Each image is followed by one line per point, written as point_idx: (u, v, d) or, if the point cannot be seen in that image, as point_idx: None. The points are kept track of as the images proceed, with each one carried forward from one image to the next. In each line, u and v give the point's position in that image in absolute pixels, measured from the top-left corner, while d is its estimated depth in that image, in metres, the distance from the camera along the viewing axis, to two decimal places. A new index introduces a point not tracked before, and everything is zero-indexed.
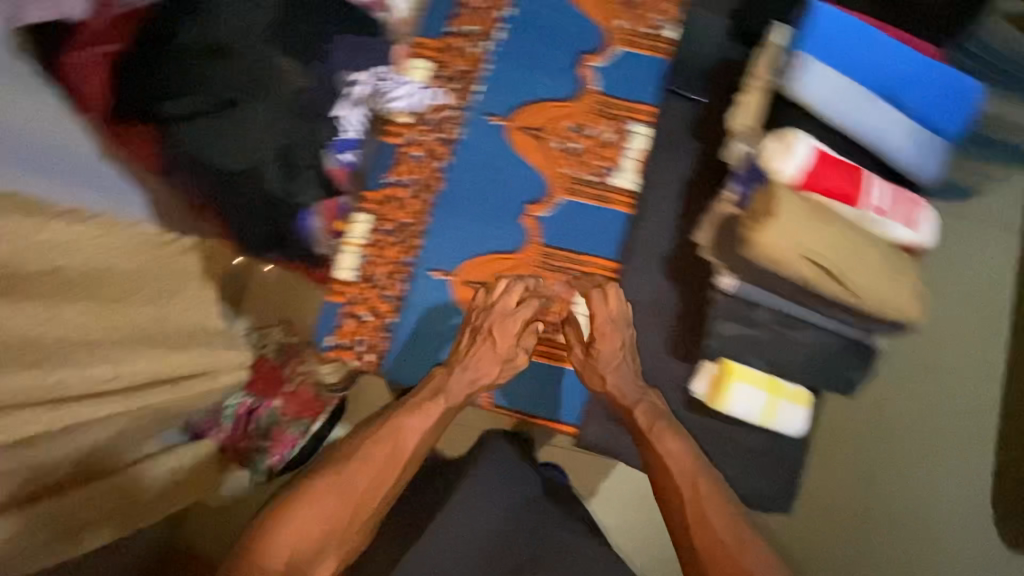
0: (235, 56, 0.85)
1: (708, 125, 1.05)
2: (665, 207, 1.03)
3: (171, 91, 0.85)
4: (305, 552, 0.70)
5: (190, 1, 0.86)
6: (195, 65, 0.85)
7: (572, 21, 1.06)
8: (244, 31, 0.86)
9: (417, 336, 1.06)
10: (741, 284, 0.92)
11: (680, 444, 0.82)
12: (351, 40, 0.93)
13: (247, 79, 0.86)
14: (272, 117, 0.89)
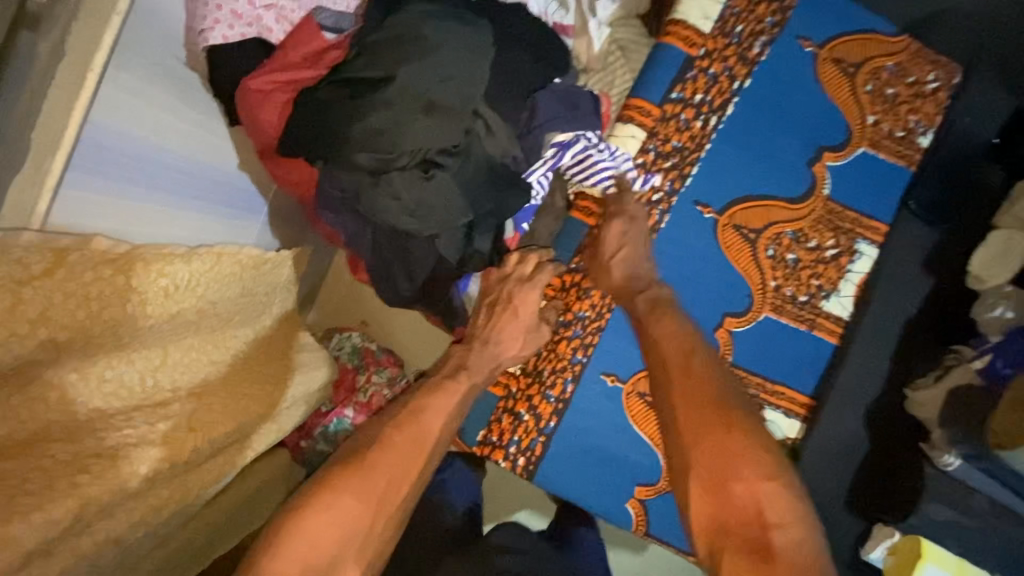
0: (449, 112, 0.69)
1: (946, 261, 0.90)
2: (880, 348, 0.90)
3: (362, 141, 0.68)
4: (318, 564, 0.64)
5: (407, 29, 0.68)
6: (399, 118, 0.67)
7: (816, 106, 0.89)
8: (464, 83, 0.69)
9: (579, 450, 0.89)
10: (966, 466, 0.80)
11: (673, 323, 0.78)
12: (557, 95, 0.79)
13: (456, 142, 0.70)
14: (472, 185, 0.74)
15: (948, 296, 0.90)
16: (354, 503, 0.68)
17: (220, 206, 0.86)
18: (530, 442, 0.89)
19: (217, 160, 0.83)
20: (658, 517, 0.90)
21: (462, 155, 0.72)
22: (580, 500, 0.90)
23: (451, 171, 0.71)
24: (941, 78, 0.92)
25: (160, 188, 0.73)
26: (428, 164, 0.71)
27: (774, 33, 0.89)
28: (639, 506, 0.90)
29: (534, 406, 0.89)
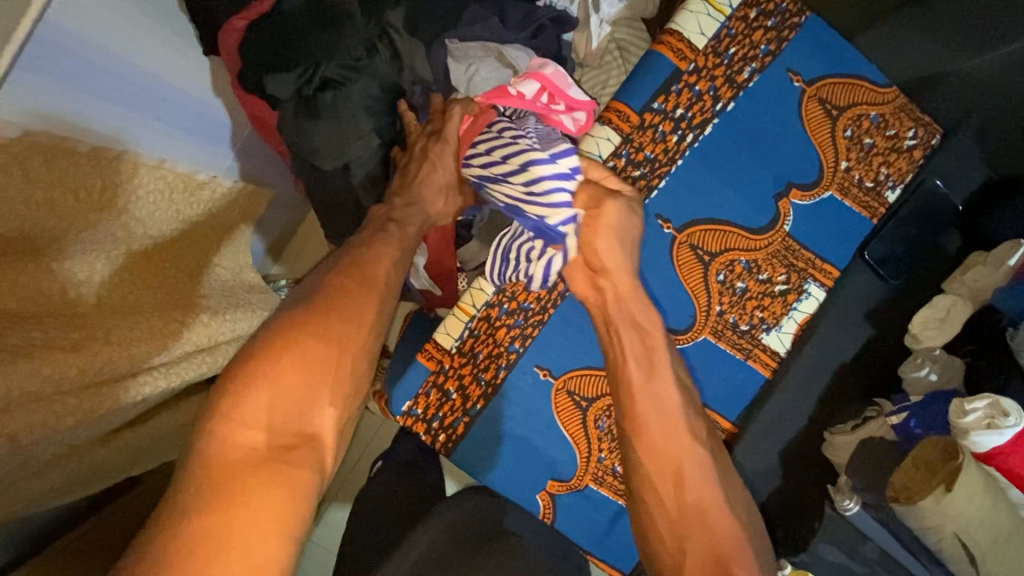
0: (347, 28, 0.80)
1: (888, 318, 0.92)
2: (808, 389, 0.91)
3: (276, 61, 0.80)
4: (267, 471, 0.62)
5: None
6: (302, 29, 0.79)
7: (791, 141, 0.90)
8: (370, 4, 0.81)
9: (501, 437, 0.90)
10: (864, 515, 0.82)
11: (665, 382, 0.77)
12: (471, 10, 0.85)
13: (355, 58, 0.82)
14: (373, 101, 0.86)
15: (883, 350, 0.92)
16: None
17: (184, 134, 0.92)
18: (453, 420, 0.90)
19: (192, 90, 0.89)
20: (565, 513, 0.92)
21: (360, 75, 0.83)
22: (494, 484, 0.91)
23: (346, 87, 0.83)
24: (920, 136, 0.92)
25: (123, 103, 0.78)
26: (328, 82, 0.82)
27: (765, 62, 0.89)
28: (548, 499, 0.92)
29: (463, 386, 0.90)
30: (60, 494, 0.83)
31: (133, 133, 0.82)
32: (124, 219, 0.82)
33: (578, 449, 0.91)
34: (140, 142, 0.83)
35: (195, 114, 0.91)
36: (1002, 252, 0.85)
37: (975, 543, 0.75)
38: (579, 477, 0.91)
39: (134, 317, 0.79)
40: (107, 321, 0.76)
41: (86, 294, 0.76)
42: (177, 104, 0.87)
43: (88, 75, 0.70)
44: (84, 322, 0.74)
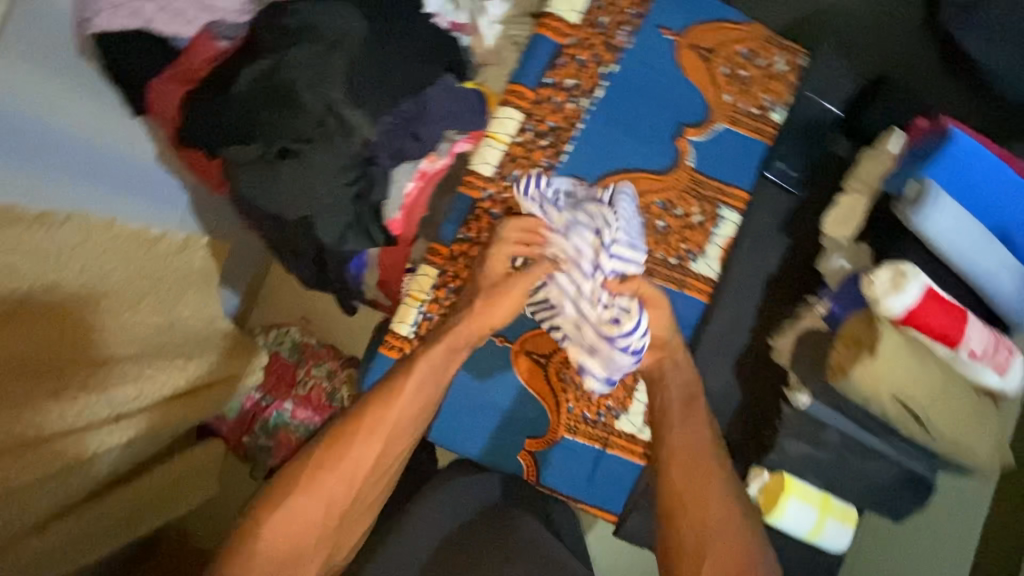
0: (301, 106, 0.81)
1: (801, 224, 1.00)
2: (743, 303, 0.99)
3: (229, 139, 0.82)
4: None
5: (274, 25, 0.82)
6: (253, 109, 0.80)
7: (675, 86, 1.00)
8: (316, 79, 0.81)
9: (473, 408, 0.96)
10: (816, 403, 0.88)
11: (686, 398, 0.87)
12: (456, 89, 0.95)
13: (307, 133, 0.83)
14: (334, 165, 0.85)
15: (804, 253, 0.99)
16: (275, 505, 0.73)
17: (134, 195, 1.01)
18: None
19: (129, 152, 0.97)
20: (549, 467, 0.97)
21: (316, 144, 0.83)
22: (477, 455, 0.96)
23: (303, 157, 0.84)
24: (788, 62, 1.03)
25: (76, 178, 0.88)
26: (286, 151, 0.84)
27: (636, 23, 1.00)
28: (530, 458, 0.96)
29: None
30: (83, 552, 0.91)
31: (92, 204, 0.93)
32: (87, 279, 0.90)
33: (547, 403, 0.96)
34: (95, 208, 0.94)
35: (139, 175, 1.00)
36: (882, 143, 0.95)
37: (910, 400, 0.82)
38: (554, 429, 0.97)
39: (115, 367, 0.89)
40: (86, 380, 0.85)
41: (64, 350, 0.84)
42: (120, 168, 0.96)
43: (42, 160, 0.82)
44: (64, 374, 0.82)
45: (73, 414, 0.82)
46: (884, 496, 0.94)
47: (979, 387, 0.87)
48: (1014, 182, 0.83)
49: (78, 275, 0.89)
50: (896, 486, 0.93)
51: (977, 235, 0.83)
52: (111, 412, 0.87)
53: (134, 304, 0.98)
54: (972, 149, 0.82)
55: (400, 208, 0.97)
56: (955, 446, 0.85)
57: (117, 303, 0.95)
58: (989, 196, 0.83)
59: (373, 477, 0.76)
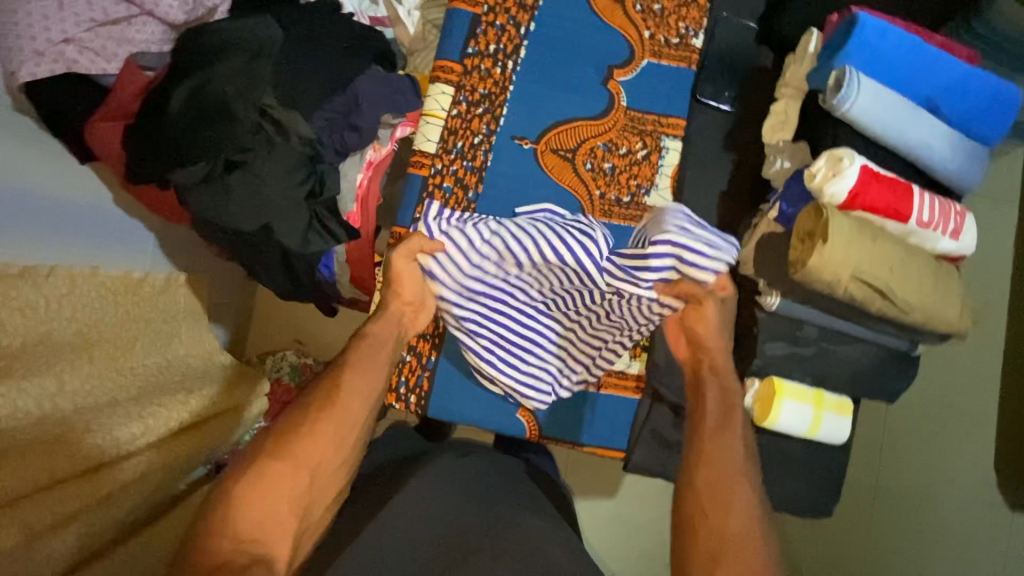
0: (235, 116, 0.84)
1: (741, 139, 1.03)
2: (702, 226, 1.02)
3: (173, 162, 0.85)
4: (260, 516, 0.68)
5: (197, 48, 0.85)
6: (189, 128, 0.83)
7: (594, 32, 1.03)
8: (243, 87, 0.84)
9: (463, 377, 0.99)
10: (787, 302, 0.91)
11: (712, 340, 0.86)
12: (383, 77, 0.96)
13: (247, 141, 0.85)
14: (282, 168, 0.88)
15: (750, 166, 1.02)
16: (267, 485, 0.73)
17: (101, 244, 1.03)
18: (417, 379, 0.98)
19: (88, 200, 1.00)
20: (548, 419, 0.99)
21: (258, 151, 0.86)
22: (477, 421, 0.99)
23: (248, 166, 0.87)
24: None
25: (39, 230, 0.90)
26: (231, 164, 0.86)
27: None
28: (529, 414, 0.99)
29: (414, 347, 0.98)
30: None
31: (64, 257, 0.94)
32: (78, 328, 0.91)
33: None
34: (71, 258, 0.96)
35: (102, 223, 1.03)
36: (802, 46, 0.98)
37: (872, 279, 0.84)
38: None
39: (116, 409, 0.93)
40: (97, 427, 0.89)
41: (63, 404, 0.85)
42: (84, 216, 0.99)
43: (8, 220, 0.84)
44: (70, 424, 0.85)
45: (88, 458, 0.85)
46: (874, 380, 0.96)
47: (937, 254, 0.91)
48: (926, 52, 0.86)
49: (68, 324, 0.89)
50: (884, 368, 0.96)
51: (903, 109, 0.86)
52: (124, 451, 0.91)
53: (125, 350, 1.00)
54: (882, 28, 0.86)
55: (356, 200, 0.99)
56: (927, 317, 0.88)
57: (111, 350, 0.97)
58: (907, 69, 0.87)
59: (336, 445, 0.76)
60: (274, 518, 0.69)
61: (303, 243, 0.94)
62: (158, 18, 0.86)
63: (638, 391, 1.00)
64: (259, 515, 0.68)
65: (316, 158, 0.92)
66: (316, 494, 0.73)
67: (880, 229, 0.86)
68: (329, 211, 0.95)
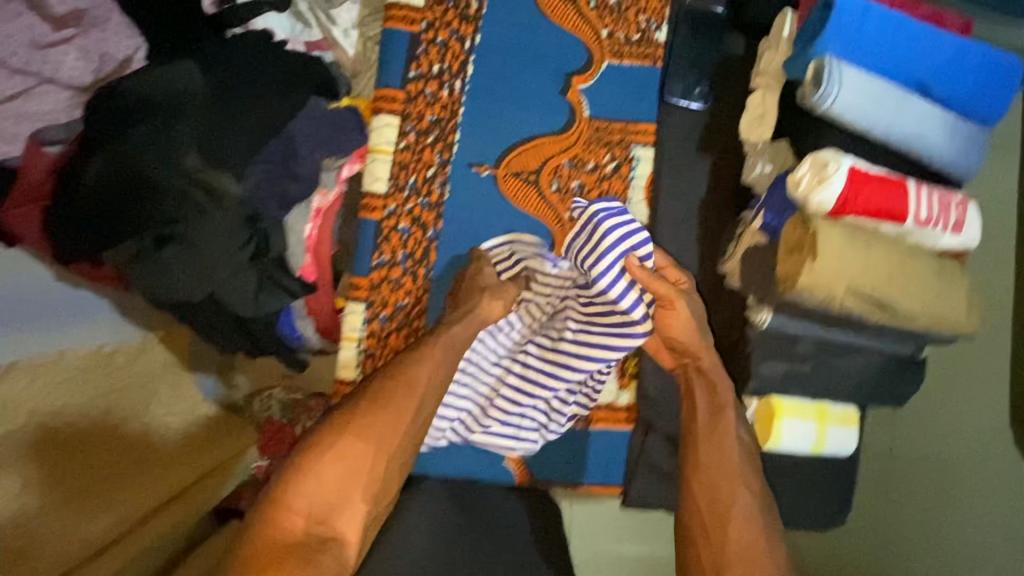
0: (157, 188, 0.77)
1: (719, 138, 0.95)
2: (683, 238, 0.94)
3: (102, 243, 0.78)
4: (322, 504, 0.66)
5: (109, 114, 0.77)
6: (110, 206, 0.77)
7: (546, 38, 0.93)
8: (162, 154, 0.77)
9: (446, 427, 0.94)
10: (778, 319, 0.84)
11: (692, 322, 0.81)
12: (323, 118, 0.87)
13: (174, 212, 0.78)
14: (219, 234, 0.81)
15: (730, 167, 0.94)
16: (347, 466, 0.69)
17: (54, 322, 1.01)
18: None
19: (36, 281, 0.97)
20: (537, 461, 0.96)
21: (188, 221, 0.79)
22: (464, 471, 0.95)
23: (181, 238, 0.80)
24: None
25: None
26: (162, 237, 0.80)
27: None
28: (517, 459, 0.96)
29: None
30: None
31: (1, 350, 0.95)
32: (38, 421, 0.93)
33: None
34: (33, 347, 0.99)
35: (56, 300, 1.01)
36: (776, 29, 0.88)
37: (869, 292, 0.77)
38: None
39: (78, 500, 0.88)
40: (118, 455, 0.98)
41: (21, 505, 0.83)
42: (37, 297, 0.98)
43: None
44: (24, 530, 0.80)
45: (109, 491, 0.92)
46: (880, 388, 0.90)
47: (939, 250, 0.83)
48: (914, 29, 0.77)
49: (28, 418, 0.93)
50: (889, 374, 0.89)
51: (891, 97, 0.77)
52: (96, 543, 0.84)
53: (92, 431, 0.98)
54: (862, 8, 0.76)
55: (307, 251, 0.91)
56: (932, 323, 0.81)
57: (77, 435, 0.96)
58: (894, 50, 0.77)
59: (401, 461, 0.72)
60: (346, 495, 0.68)
61: (254, 309, 0.88)
62: (62, 85, 0.79)
63: (629, 422, 0.95)
64: (336, 493, 0.67)
65: (255, 218, 0.84)
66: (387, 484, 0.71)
67: (875, 235, 0.79)
68: (280, 270, 0.88)
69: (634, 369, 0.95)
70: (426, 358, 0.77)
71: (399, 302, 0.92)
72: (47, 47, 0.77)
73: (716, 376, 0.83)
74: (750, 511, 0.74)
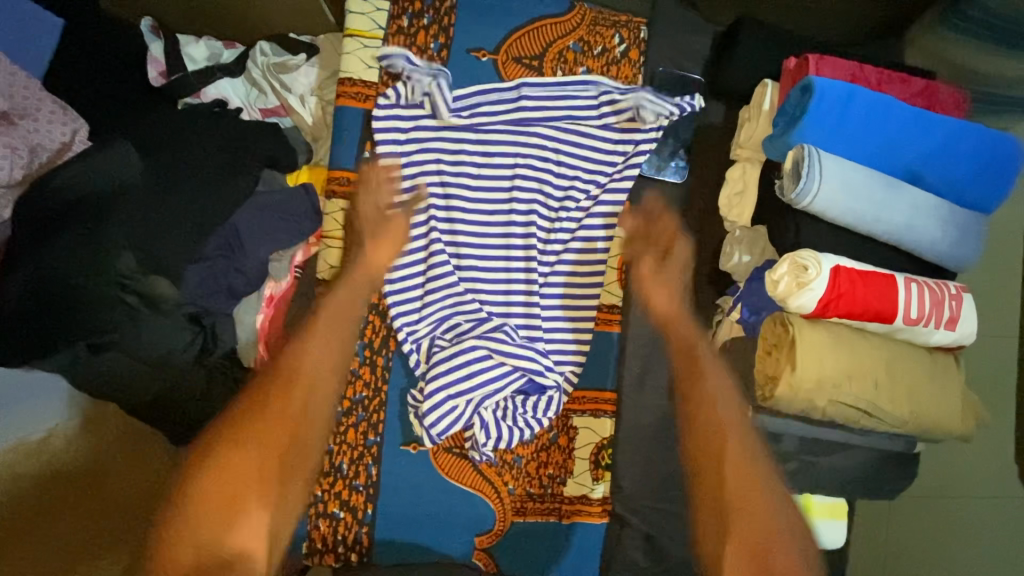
0: (87, 300, 0.72)
1: (695, 213, 0.89)
2: (657, 321, 0.89)
3: (29, 356, 0.73)
4: (211, 543, 0.56)
5: (38, 224, 0.74)
6: (35, 320, 0.72)
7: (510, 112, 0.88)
8: (91, 261, 0.72)
9: (408, 524, 0.87)
10: (758, 419, 0.78)
11: (664, 294, 0.79)
12: (274, 208, 0.86)
13: (109, 321, 0.74)
14: (161, 339, 0.77)
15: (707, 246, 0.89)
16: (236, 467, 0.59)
17: None
18: (355, 536, 0.86)
19: None
20: (507, 557, 0.88)
21: (125, 329, 0.74)
22: None
23: (118, 346, 0.75)
24: (627, 37, 0.90)
25: None
26: (97, 346, 0.75)
27: (444, 56, 0.88)
28: (485, 555, 0.88)
29: (345, 502, 0.86)
30: None
31: None
32: None
33: (483, 494, 0.88)
34: None
35: None
36: (756, 101, 0.82)
37: (854, 400, 0.71)
38: (500, 521, 0.88)
39: None
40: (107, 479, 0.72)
41: None
42: None
43: None
44: None
45: None
46: (871, 482, 0.84)
47: (932, 345, 0.77)
48: (903, 114, 0.71)
49: None
50: (879, 469, 0.83)
51: (876, 189, 0.71)
52: None
53: None
54: (845, 93, 0.70)
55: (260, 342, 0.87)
56: (926, 426, 0.75)
57: None
58: (878, 136, 0.72)
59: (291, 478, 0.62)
60: (229, 520, 0.57)
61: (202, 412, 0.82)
62: None
63: (603, 516, 0.89)
64: (216, 522, 0.57)
65: (200, 317, 0.80)
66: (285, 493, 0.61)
67: (861, 335, 0.73)
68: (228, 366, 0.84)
69: (610, 461, 0.90)
70: (334, 303, 0.72)
71: (356, 395, 0.87)
72: None
73: (688, 333, 0.76)
74: (772, 501, 0.63)
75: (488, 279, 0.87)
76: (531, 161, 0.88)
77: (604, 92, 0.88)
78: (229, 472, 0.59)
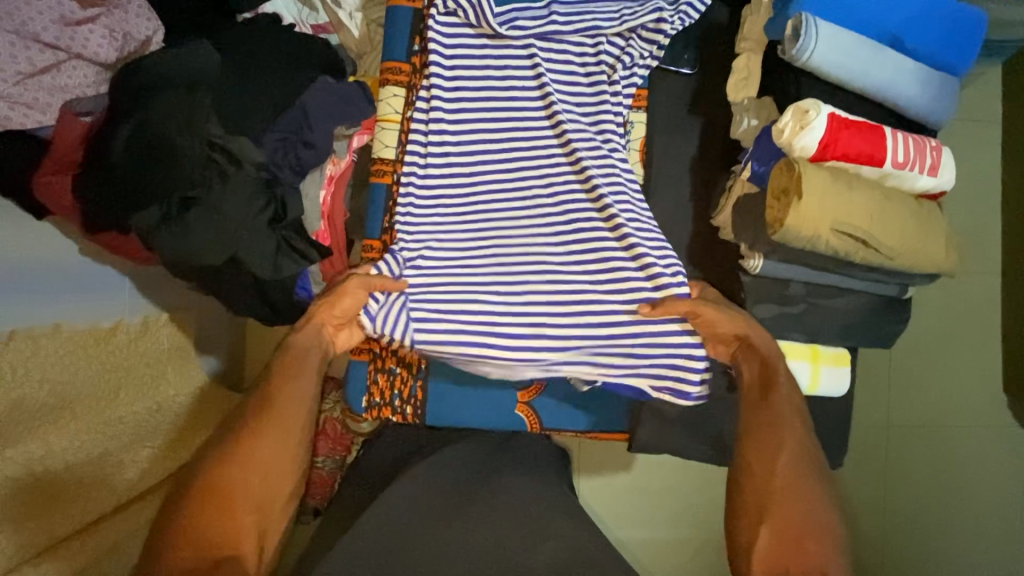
0: (181, 155, 0.82)
1: (707, 98, 1.01)
2: (677, 194, 1.00)
3: (129, 208, 0.83)
4: (221, 520, 0.71)
5: (131, 92, 0.83)
6: (137, 174, 0.82)
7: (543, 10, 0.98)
8: (185, 122, 0.82)
9: (458, 379, 0.98)
10: (770, 264, 0.90)
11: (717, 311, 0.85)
12: (334, 91, 0.95)
13: (198, 175, 0.83)
14: (239, 200, 0.86)
15: (719, 126, 1.00)
16: (244, 482, 0.73)
17: (76, 299, 1.03)
18: (411, 389, 0.97)
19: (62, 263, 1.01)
20: (547, 411, 0.99)
21: (213, 186, 0.84)
22: (474, 423, 0.98)
23: (204, 202, 0.85)
24: None
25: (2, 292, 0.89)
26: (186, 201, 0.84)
27: None
28: (528, 408, 0.99)
29: (401, 359, 0.96)
30: None
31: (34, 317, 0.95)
32: (62, 399, 0.94)
33: None
34: (73, 314, 1.02)
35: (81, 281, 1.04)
36: None
37: (853, 230, 0.82)
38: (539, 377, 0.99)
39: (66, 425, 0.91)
40: (163, 384, 1.13)
41: (52, 464, 0.88)
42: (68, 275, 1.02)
43: None
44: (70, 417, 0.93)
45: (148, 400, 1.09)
46: (869, 325, 0.95)
47: (918, 192, 0.89)
48: None
49: (40, 387, 0.90)
50: (875, 313, 0.95)
51: (865, 49, 0.83)
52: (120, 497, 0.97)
53: (109, 401, 1.01)
54: None
55: (322, 217, 0.99)
56: (913, 259, 0.86)
57: (91, 405, 0.98)
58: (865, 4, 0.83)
59: (284, 471, 0.77)
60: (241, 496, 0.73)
61: (273, 271, 0.92)
62: (89, 60, 0.82)
63: None
64: (232, 496, 0.72)
65: (273, 182, 0.90)
66: (276, 483, 0.76)
67: (853, 178, 0.84)
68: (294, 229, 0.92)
69: None
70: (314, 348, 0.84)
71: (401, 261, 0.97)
72: (75, 24, 0.80)
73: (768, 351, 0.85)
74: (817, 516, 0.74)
75: (493, 192, 0.95)
76: (555, 49, 0.97)
77: (624, 7, 0.95)
78: (249, 472, 0.74)
